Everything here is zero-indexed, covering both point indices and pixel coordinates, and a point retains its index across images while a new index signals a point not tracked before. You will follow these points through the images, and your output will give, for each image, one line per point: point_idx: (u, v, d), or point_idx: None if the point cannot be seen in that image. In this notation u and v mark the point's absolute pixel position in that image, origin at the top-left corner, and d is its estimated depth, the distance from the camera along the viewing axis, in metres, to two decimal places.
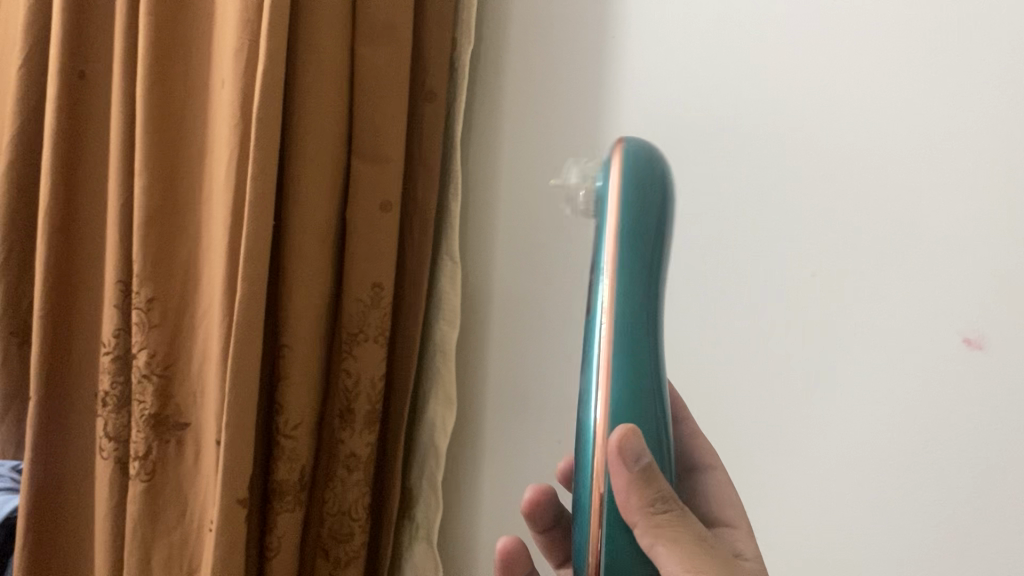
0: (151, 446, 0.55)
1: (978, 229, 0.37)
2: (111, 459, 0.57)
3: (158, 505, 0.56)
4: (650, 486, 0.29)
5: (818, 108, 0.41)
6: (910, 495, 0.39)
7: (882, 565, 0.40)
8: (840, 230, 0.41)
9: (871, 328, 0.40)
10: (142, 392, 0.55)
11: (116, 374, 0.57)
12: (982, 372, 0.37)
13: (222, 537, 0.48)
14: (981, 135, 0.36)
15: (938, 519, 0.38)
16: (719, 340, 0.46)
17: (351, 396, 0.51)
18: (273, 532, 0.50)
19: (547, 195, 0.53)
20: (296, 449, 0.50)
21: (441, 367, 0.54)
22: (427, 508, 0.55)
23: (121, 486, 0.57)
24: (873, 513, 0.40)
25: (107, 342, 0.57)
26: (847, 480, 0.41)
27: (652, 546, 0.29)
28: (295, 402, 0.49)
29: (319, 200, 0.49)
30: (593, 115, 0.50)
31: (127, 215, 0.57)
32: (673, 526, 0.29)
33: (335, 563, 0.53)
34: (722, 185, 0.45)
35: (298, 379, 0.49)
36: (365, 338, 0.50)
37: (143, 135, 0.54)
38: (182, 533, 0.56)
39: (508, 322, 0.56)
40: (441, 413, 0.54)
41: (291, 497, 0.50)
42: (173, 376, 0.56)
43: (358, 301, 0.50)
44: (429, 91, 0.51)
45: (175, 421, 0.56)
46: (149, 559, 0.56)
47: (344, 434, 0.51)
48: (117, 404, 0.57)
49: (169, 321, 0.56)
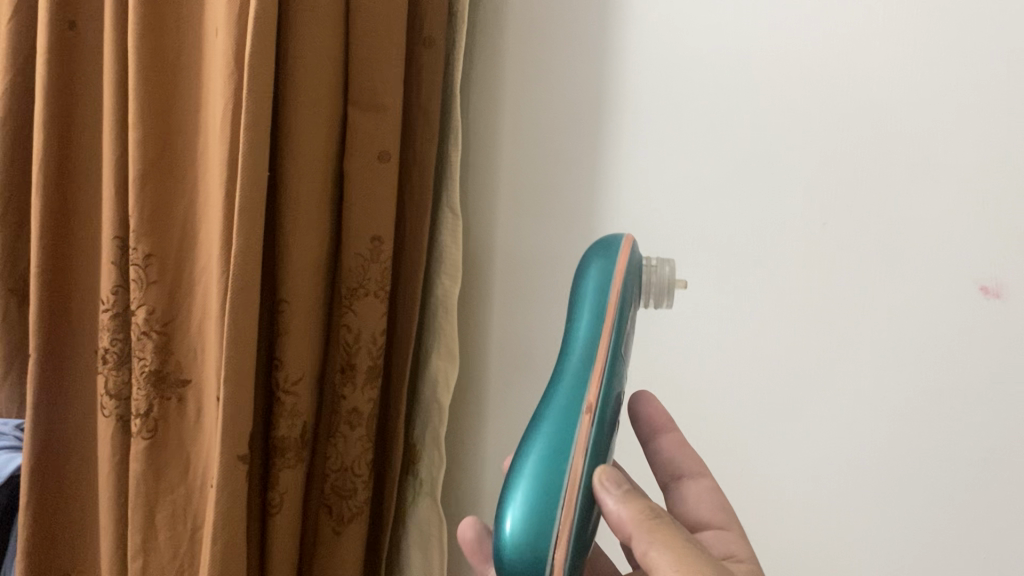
0: (153, 403, 0.55)
1: (996, 180, 0.37)
2: (113, 417, 0.57)
3: (160, 462, 0.55)
4: (648, 503, 0.28)
5: (829, 59, 0.41)
6: (923, 439, 0.41)
7: (899, 507, 0.42)
8: (851, 184, 0.41)
9: (887, 282, 0.41)
10: (142, 348, 0.55)
11: (115, 330, 0.57)
12: (1001, 319, 0.38)
13: (224, 493, 0.48)
14: (1002, 87, 0.37)
15: (956, 460, 0.40)
16: (723, 296, 0.46)
17: (352, 351, 0.50)
18: (274, 489, 0.50)
19: (550, 145, 0.52)
20: (296, 404, 0.49)
21: (442, 323, 0.53)
22: (429, 463, 0.54)
23: (123, 444, 0.57)
24: (889, 458, 0.42)
25: (105, 300, 0.57)
26: (859, 427, 0.43)
27: (648, 553, 0.27)
28: (294, 357, 0.48)
29: (317, 150, 0.48)
30: (598, 62, 0.49)
31: (122, 169, 0.56)
32: (668, 530, 0.28)
33: (338, 519, 0.52)
34: (728, 137, 0.45)
35: (297, 335, 0.48)
36: (365, 292, 0.49)
37: (134, 87, 0.53)
38: (185, 490, 0.56)
39: (510, 276, 0.55)
40: (443, 368, 0.53)
41: (292, 452, 0.50)
42: (173, 332, 0.56)
43: (358, 255, 0.49)
44: (427, 37, 0.50)
45: (176, 377, 0.56)
46: (153, 515, 0.55)
47: (345, 390, 0.50)
48: (117, 361, 0.57)
49: (168, 277, 0.55)
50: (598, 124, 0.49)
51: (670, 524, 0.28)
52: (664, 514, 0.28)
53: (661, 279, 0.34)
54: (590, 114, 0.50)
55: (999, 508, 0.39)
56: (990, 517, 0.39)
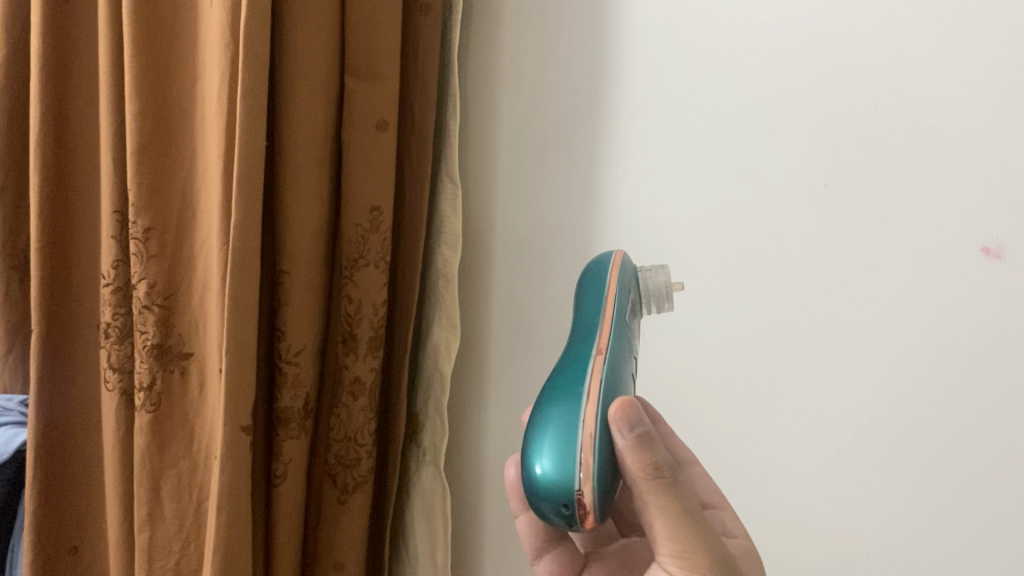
0: (155, 376, 0.55)
1: (995, 138, 0.37)
2: (116, 391, 0.57)
3: (164, 435, 0.56)
4: (654, 454, 0.29)
5: (829, 20, 0.41)
6: (924, 401, 0.41)
7: (900, 470, 0.42)
8: (852, 146, 0.41)
9: (888, 244, 0.41)
10: (143, 322, 0.55)
11: (116, 304, 0.57)
12: (1001, 278, 0.38)
13: (228, 464, 0.48)
14: (1002, 44, 0.37)
15: (956, 422, 0.40)
16: (725, 262, 0.46)
17: (353, 322, 0.50)
18: (279, 459, 0.50)
19: (550, 112, 0.52)
20: (299, 375, 0.49)
21: (443, 292, 0.53)
22: (432, 432, 0.55)
23: (127, 418, 0.57)
24: (889, 422, 0.42)
25: (106, 274, 0.57)
26: (859, 390, 0.43)
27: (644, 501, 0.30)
28: (296, 328, 0.49)
29: (314, 120, 0.47)
30: (596, 28, 0.48)
31: (120, 142, 0.56)
32: (667, 490, 0.29)
33: (342, 489, 0.53)
34: (729, 101, 0.45)
35: (298, 306, 0.48)
36: (366, 262, 0.49)
37: (131, 58, 0.52)
38: (189, 463, 0.56)
39: (511, 246, 0.55)
40: (444, 338, 0.53)
41: (295, 423, 0.50)
42: (174, 306, 0.56)
43: (357, 225, 0.49)
44: (423, 4, 0.49)
45: (178, 351, 0.56)
46: (158, 488, 0.56)
47: (347, 360, 0.51)
48: (119, 336, 0.57)
49: (167, 255, 0.55)
50: (597, 89, 0.49)
51: (671, 481, 0.29)
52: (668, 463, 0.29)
53: (654, 282, 0.37)
54: (589, 79, 0.49)
55: (999, 469, 0.39)
56: (990, 477, 0.39)
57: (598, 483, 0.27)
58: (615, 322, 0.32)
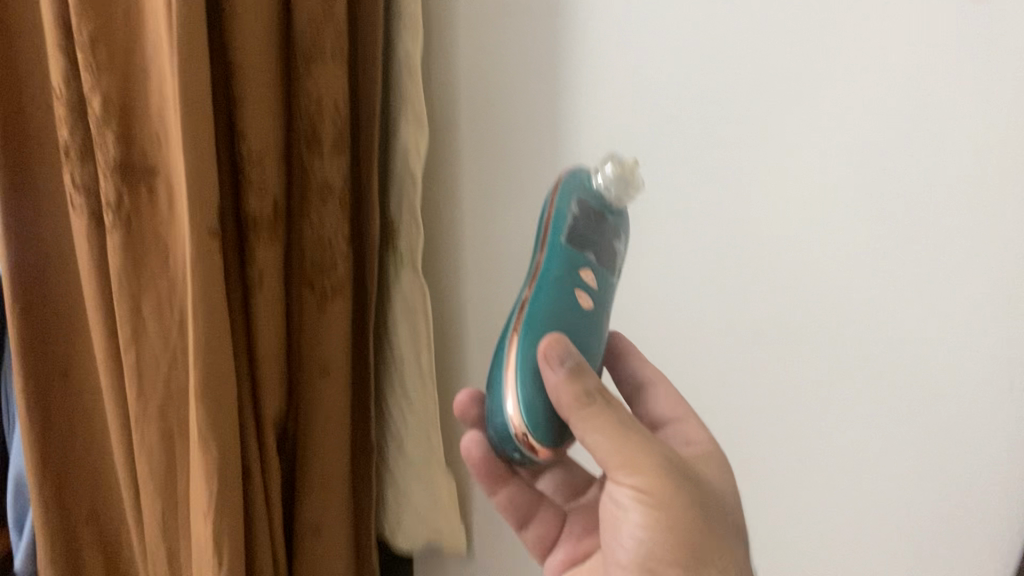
0: (122, 194, 0.54)
1: None
2: (83, 212, 0.56)
3: (138, 252, 0.55)
4: (588, 381, 0.33)
5: None
6: (911, 151, 0.42)
7: (887, 223, 0.44)
8: None
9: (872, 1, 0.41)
10: (102, 138, 0.53)
11: (72, 119, 0.55)
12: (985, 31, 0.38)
13: (202, 268, 0.48)
14: None
15: (945, 176, 0.41)
16: (711, 29, 0.46)
17: (316, 118, 0.48)
18: (252, 264, 0.50)
19: None
20: (264, 177, 0.48)
21: (407, 86, 0.51)
22: (408, 234, 0.54)
23: (98, 237, 0.56)
24: (864, 179, 0.44)
25: (58, 90, 0.54)
26: (854, 149, 0.44)
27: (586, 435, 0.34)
28: (255, 127, 0.47)
29: None
30: None
31: None
32: (602, 413, 0.34)
33: (320, 295, 0.52)
34: None
35: (255, 104, 0.46)
36: (322, 55, 0.47)
37: None
38: (166, 282, 0.55)
39: (483, 28, 0.54)
40: (412, 133, 0.52)
41: (264, 227, 0.49)
42: (133, 121, 0.53)
43: (309, 15, 0.46)
44: None
45: (144, 167, 0.54)
46: (140, 306, 0.56)
47: (313, 159, 0.49)
48: (80, 154, 0.55)
49: (118, 56, 0.52)
50: None
51: (607, 408, 0.34)
52: (606, 397, 0.34)
53: (615, 173, 0.38)
54: None
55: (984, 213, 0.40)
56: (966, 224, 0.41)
57: (526, 415, 0.34)
58: (545, 254, 0.38)
